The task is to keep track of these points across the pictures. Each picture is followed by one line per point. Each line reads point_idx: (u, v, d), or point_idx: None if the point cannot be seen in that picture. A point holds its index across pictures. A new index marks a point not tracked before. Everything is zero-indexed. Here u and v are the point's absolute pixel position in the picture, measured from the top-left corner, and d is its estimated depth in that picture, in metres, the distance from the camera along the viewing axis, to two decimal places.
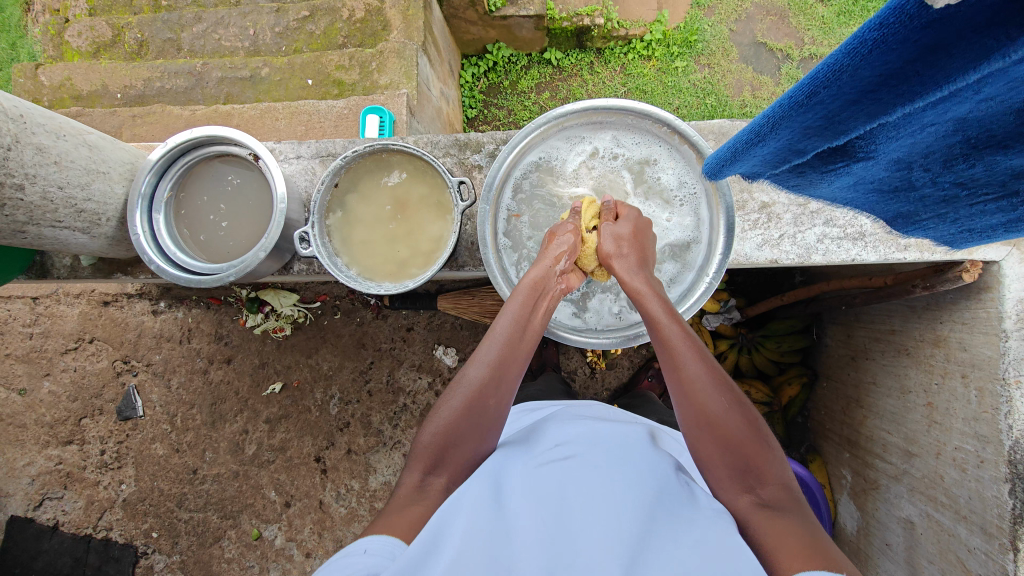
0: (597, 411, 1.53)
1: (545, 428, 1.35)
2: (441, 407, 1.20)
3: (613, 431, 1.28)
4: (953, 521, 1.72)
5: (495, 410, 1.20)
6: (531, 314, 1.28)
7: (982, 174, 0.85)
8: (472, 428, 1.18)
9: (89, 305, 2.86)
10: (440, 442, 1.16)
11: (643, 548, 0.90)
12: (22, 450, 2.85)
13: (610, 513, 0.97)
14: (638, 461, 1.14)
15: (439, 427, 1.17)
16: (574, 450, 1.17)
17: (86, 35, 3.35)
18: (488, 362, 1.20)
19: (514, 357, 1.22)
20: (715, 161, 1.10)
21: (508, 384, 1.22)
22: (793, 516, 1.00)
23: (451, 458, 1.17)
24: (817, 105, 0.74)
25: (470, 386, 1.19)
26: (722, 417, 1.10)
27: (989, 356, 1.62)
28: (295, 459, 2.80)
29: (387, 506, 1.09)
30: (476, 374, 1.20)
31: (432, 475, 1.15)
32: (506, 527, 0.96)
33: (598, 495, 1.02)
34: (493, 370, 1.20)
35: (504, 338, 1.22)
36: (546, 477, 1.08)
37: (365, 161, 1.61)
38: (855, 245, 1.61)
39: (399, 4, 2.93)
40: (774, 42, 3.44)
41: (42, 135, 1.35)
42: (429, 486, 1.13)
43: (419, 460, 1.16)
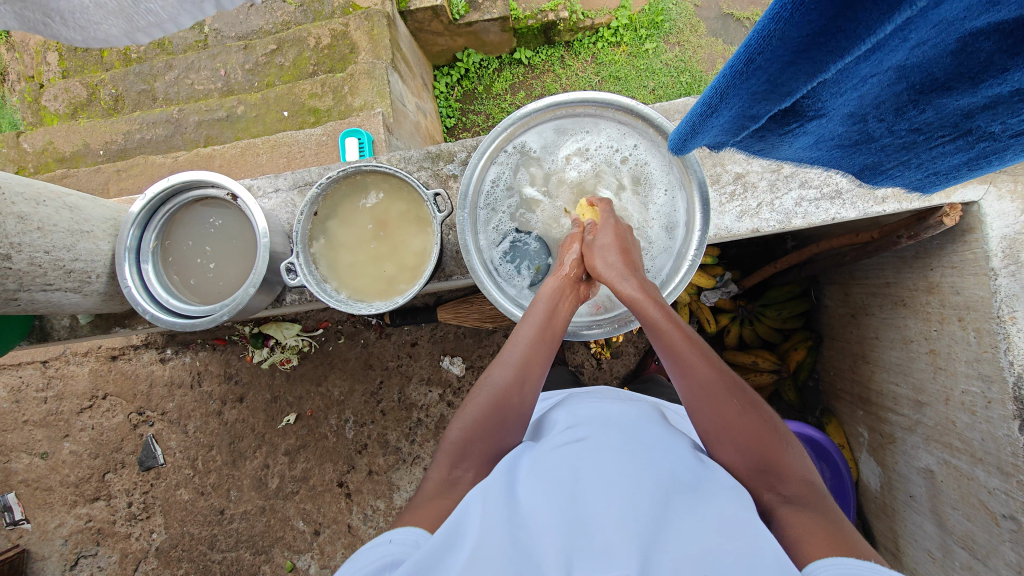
0: (604, 395, 1.52)
1: (555, 417, 1.36)
2: (463, 413, 1.28)
3: (628, 414, 1.27)
4: (971, 465, 1.72)
5: (518, 408, 1.29)
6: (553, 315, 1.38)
7: (934, 117, 0.87)
8: (492, 428, 1.24)
9: (98, 362, 2.90)
10: (466, 435, 1.23)
11: (662, 529, 0.88)
12: (51, 512, 2.87)
13: (626, 491, 0.95)
14: (653, 442, 1.13)
15: (465, 427, 1.24)
16: (589, 432, 1.17)
17: (62, 97, 3.42)
18: (513, 363, 1.32)
19: (535, 356, 1.33)
20: (677, 138, 1.08)
21: (531, 383, 1.32)
22: (816, 511, 1.00)
23: (478, 453, 1.21)
24: (757, 70, 0.76)
25: (494, 387, 1.29)
26: (735, 421, 1.13)
27: (982, 296, 1.62)
28: (319, 487, 2.83)
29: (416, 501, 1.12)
30: (500, 379, 1.30)
31: (457, 468, 1.19)
32: (522, 509, 0.94)
33: (613, 474, 1.00)
34: (516, 371, 1.31)
35: (527, 339, 1.34)
36: (560, 460, 1.06)
37: (340, 185, 1.63)
38: (834, 204, 1.62)
39: (363, 25, 2.97)
40: (740, 12, 3.46)
41: (22, 203, 1.38)
42: (456, 477, 1.17)
43: (446, 453, 1.22)
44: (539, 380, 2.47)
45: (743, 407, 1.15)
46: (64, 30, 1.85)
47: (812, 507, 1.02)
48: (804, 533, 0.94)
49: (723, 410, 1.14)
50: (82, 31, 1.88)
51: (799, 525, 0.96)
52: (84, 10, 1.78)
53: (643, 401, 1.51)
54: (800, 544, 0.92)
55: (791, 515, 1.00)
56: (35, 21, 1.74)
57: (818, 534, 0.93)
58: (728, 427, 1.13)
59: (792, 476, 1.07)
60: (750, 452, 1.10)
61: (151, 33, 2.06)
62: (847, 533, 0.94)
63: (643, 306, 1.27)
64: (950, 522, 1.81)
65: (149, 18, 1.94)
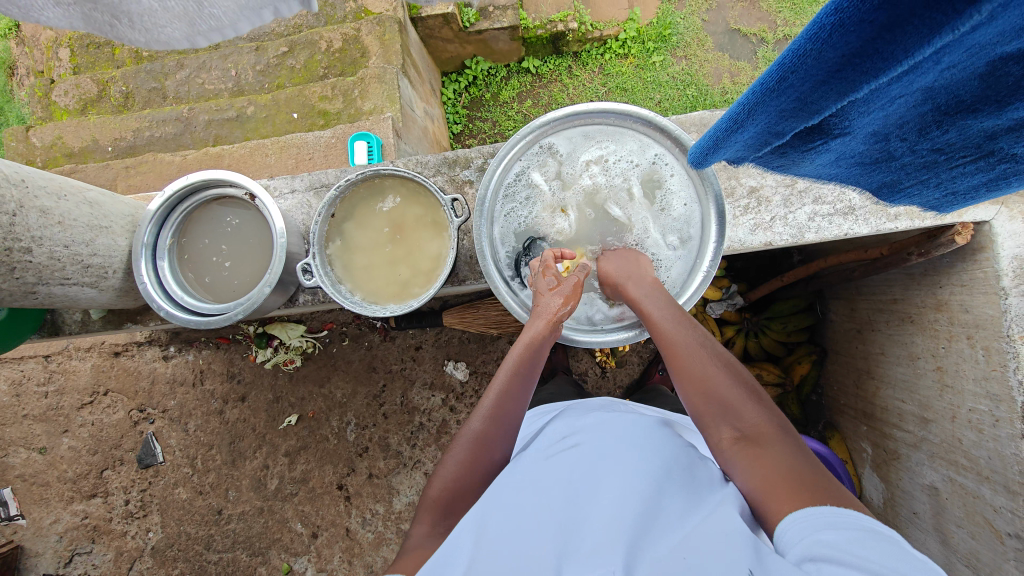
0: (606, 406, 1.51)
1: (552, 426, 1.35)
2: (445, 462, 1.24)
3: (622, 419, 1.27)
4: (977, 483, 1.73)
5: (497, 459, 1.25)
6: (531, 369, 1.35)
7: (957, 138, 0.88)
8: (476, 485, 1.21)
9: (101, 357, 2.89)
10: (450, 492, 1.19)
11: (649, 528, 0.88)
12: (47, 508, 2.85)
13: (616, 492, 0.96)
14: (646, 442, 1.12)
15: (447, 480, 1.21)
16: (581, 439, 1.17)
17: (73, 93, 3.44)
18: (486, 414, 1.27)
19: (512, 406, 1.30)
20: (698, 152, 1.10)
21: (512, 429, 1.28)
22: (773, 449, 1.02)
23: (462, 508, 1.19)
24: (789, 88, 0.78)
25: (473, 437, 1.25)
26: (702, 377, 1.17)
27: (992, 315, 1.64)
28: (318, 489, 2.82)
29: (402, 550, 1.13)
30: (478, 425, 1.26)
31: (443, 523, 1.17)
32: (514, 518, 0.95)
33: (606, 479, 1.00)
34: (489, 418, 1.27)
35: (502, 390, 1.31)
36: (554, 470, 1.07)
37: (358, 188, 1.64)
38: (846, 220, 1.64)
39: (375, 31, 2.99)
40: (747, 28, 3.50)
41: (45, 197, 1.39)
42: (441, 534, 1.16)
43: (429, 510, 1.19)
44: (543, 387, 2.47)
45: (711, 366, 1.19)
46: (129, 32, 1.84)
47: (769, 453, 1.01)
48: (758, 471, 0.98)
49: (692, 373, 1.18)
50: (146, 33, 1.86)
51: (752, 466, 1.00)
52: (153, 14, 1.77)
53: (648, 412, 1.50)
54: (758, 485, 0.96)
55: (745, 456, 1.03)
56: (103, 22, 1.75)
57: (773, 471, 0.97)
58: (711, 406, 1.14)
59: (753, 419, 1.09)
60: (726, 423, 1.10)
61: (211, 38, 1.98)
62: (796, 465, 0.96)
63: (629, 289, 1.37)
64: (955, 540, 1.82)
65: (210, 23, 1.88)
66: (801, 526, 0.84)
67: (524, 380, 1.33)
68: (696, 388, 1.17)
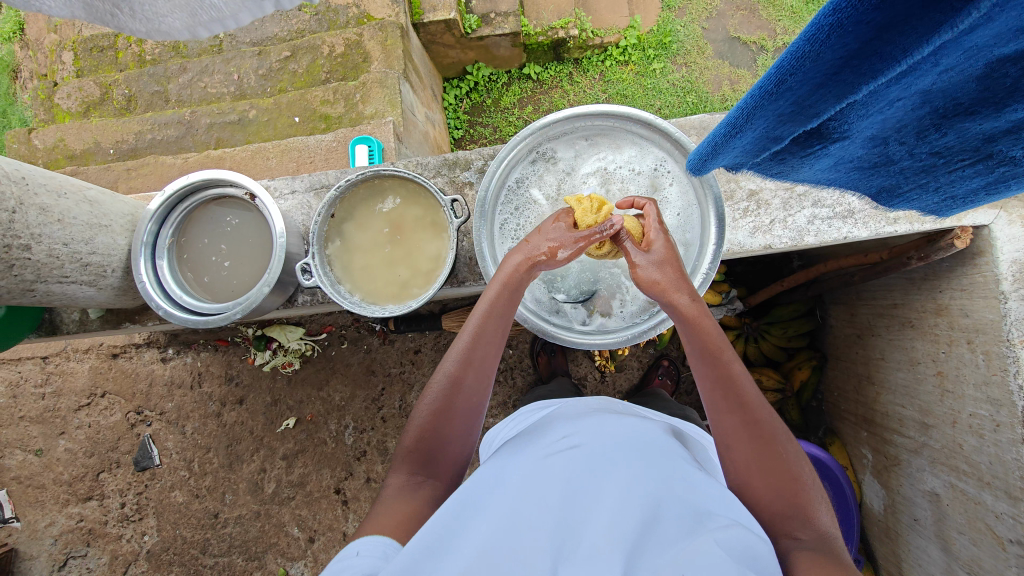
0: (601, 406, 1.48)
1: (551, 424, 1.31)
2: (417, 411, 1.26)
3: (628, 427, 1.22)
4: (978, 489, 1.72)
5: (468, 406, 1.27)
6: (504, 309, 1.32)
7: (955, 141, 0.88)
8: (445, 432, 1.24)
9: (99, 359, 2.88)
10: (423, 442, 1.22)
11: (647, 537, 0.88)
12: (42, 511, 2.83)
13: (614, 504, 0.94)
14: (652, 457, 1.08)
15: (420, 428, 1.24)
16: (583, 441, 1.13)
17: (75, 96, 3.45)
18: (456, 358, 1.28)
19: (482, 352, 1.29)
20: (696, 158, 1.09)
21: (482, 377, 1.29)
22: (834, 555, 0.94)
23: (435, 454, 1.22)
24: (787, 92, 0.77)
25: (444, 383, 1.26)
26: (775, 452, 1.09)
27: (992, 319, 1.64)
28: (315, 493, 2.80)
29: (378, 499, 1.13)
30: (450, 368, 1.28)
31: (420, 475, 1.19)
32: (509, 514, 0.93)
33: (606, 487, 0.98)
34: (462, 365, 1.27)
35: (472, 334, 1.30)
36: (553, 468, 1.04)
37: (358, 189, 1.65)
38: (846, 223, 1.64)
39: (377, 36, 3.00)
40: (747, 36, 3.51)
41: (44, 195, 1.39)
42: (418, 482, 1.17)
43: (404, 461, 1.21)
44: (540, 391, 2.46)
45: (776, 437, 1.11)
46: (129, 22, 1.88)
47: (835, 554, 0.94)
48: (819, 567, 0.89)
49: (762, 439, 1.10)
50: (147, 23, 1.90)
51: (812, 562, 0.91)
52: (152, 4, 1.81)
53: (646, 416, 1.47)
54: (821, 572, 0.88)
55: (808, 556, 0.93)
56: (104, 12, 1.78)
57: (831, 564, 0.90)
58: (760, 463, 1.09)
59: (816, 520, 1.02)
60: (780, 493, 1.05)
61: (212, 29, 1.99)
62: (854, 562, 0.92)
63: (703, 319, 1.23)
64: (956, 547, 1.81)
65: (211, 14, 1.88)
66: None
67: (496, 324, 1.31)
68: (764, 459, 1.09)
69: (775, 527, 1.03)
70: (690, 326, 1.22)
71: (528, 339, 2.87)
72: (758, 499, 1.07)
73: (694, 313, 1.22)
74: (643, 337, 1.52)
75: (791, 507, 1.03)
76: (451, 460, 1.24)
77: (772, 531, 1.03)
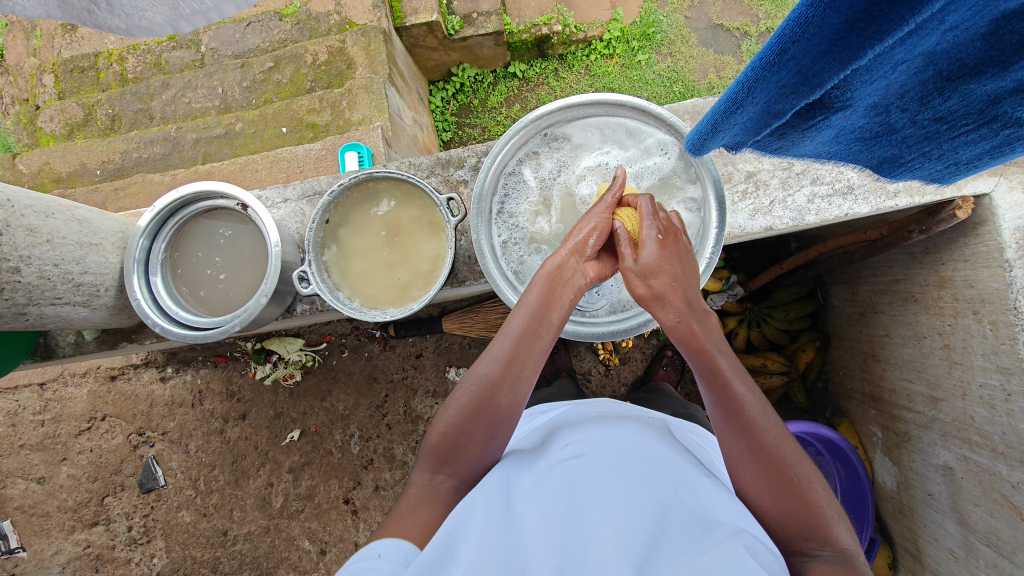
0: (610, 409, 1.45)
1: (553, 433, 1.27)
2: (445, 410, 1.23)
3: (632, 430, 1.18)
4: (992, 460, 1.71)
5: (503, 412, 1.20)
6: (547, 310, 1.22)
7: (959, 104, 0.86)
8: (472, 434, 1.19)
9: (97, 382, 2.82)
10: (448, 442, 1.19)
11: (655, 547, 0.84)
12: (48, 539, 2.78)
13: (620, 509, 0.91)
14: (655, 460, 1.05)
15: (446, 427, 1.20)
16: (587, 447, 1.10)
17: (58, 118, 3.39)
18: (498, 359, 1.21)
19: (526, 354, 1.22)
20: (696, 137, 1.08)
21: (523, 382, 1.22)
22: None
23: (461, 455, 1.19)
24: (790, 60, 0.78)
25: (480, 383, 1.20)
26: (788, 476, 1.07)
27: (997, 288, 1.63)
28: (324, 505, 2.77)
29: (397, 506, 1.11)
30: (488, 370, 1.21)
31: (440, 474, 1.18)
32: (518, 530, 0.90)
33: (610, 492, 0.95)
34: (502, 367, 1.21)
35: (516, 334, 1.22)
36: (556, 478, 1.01)
37: (352, 193, 1.62)
38: (846, 200, 1.63)
39: (360, 41, 2.97)
40: (730, 23, 3.50)
41: (31, 216, 1.36)
42: (438, 484, 1.16)
43: (427, 457, 1.20)
44: (542, 391, 2.42)
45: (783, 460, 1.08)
46: (108, 17, 1.79)
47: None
48: None
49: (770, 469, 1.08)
50: (127, 18, 1.82)
51: None
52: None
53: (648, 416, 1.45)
54: None
55: None
56: (80, 8, 1.72)
57: None
58: (770, 484, 1.07)
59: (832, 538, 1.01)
60: (792, 516, 1.04)
61: (194, 22, 1.91)
62: None
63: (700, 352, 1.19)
64: (972, 519, 1.80)
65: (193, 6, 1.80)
66: None
67: (541, 323, 1.23)
68: (774, 491, 1.06)
69: (788, 546, 1.03)
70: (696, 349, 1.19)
71: None
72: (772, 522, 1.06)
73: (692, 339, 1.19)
74: (650, 325, 1.47)
75: (804, 527, 1.02)
76: (477, 460, 1.20)
77: (785, 550, 1.04)
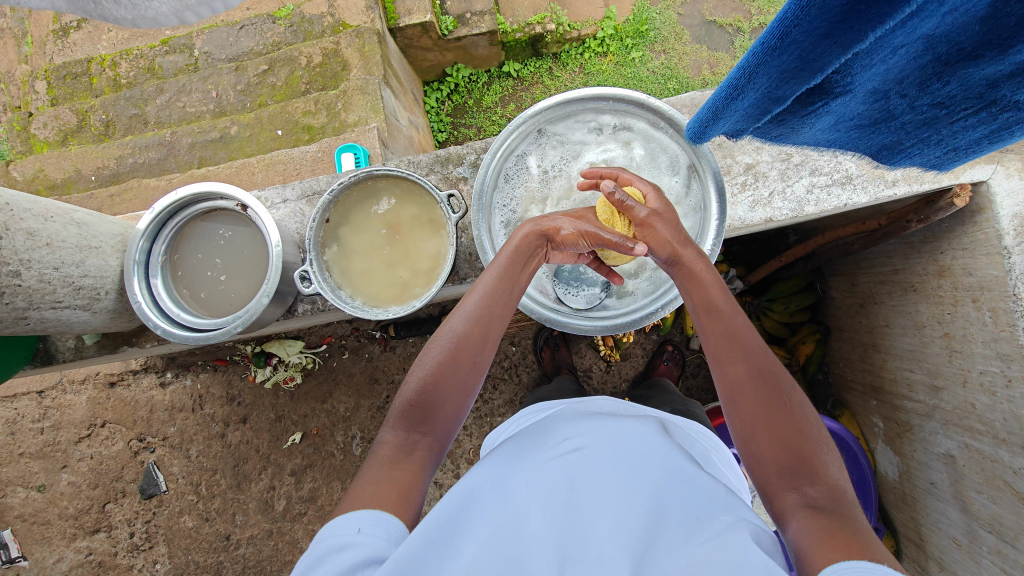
0: (608, 407, 1.44)
1: (548, 427, 1.25)
2: (422, 363, 1.21)
3: (628, 424, 1.17)
4: (994, 447, 1.72)
5: (470, 367, 1.22)
6: (520, 274, 1.33)
7: (958, 89, 0.87)
8: (445, 389, 1.19)
9: (96, 389, 2.80)
10: (422, 395, 1.18)
11: (654, 543, 0.84)
12: (49, 547, 2.76)
13: (619, 507, 0.90)
14: (652, 454, 1.04)
15: (421, 380, 1.19)
16: (584, 440, 1.09)
17: (52, 125, 3.38)
18: (467, 316, 1.24)
19: (495, 313, 1.27)
20: (698, 124, 1.07)
21: (490, 338, 1.26)
22: (837, 515, 0.91)
23: (434, 409, 1.18)
24: (791, 44, 0.78)
25: (450, 338, 1.22)
26: (780, 411, 1.07)
27: (996, 276, 1.64)
28: (327, 507, 2.76)
29: (372, 465, 1.08)
30: (459, 327, 1.24)
31: (416, 433, 1.14)
32: (514, 521, 0.89)
33: (609, 486, 0.94)
34: (474, 323, 1.24)
35: (486, 292, 1.28)
36: (554, 468, 1.00)
37: (351, 192, 1.62)
38: (845, 190, 1.64)
39: (354, 43, 2.96)
40: (722, 19, 3.52)
41: (30, 219, 1.35)
42: (415, 442, 1.13)
43: (401, 415, 1.16)
44: (541, 389, 2.41)
45: (775, 393, 1.09)
46: (115, 9, 1.73)
47: (838, 514, 0.92)
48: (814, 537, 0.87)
49: (764, 404, 1.08)
50: (133, 9, 1.77)
51: (818, 528, 0.88)
52: None
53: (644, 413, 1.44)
54: (814, 548, 0.85)
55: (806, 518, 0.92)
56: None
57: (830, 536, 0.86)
58: (765, 417, 1.07)
59: (823, 474, 0.99)
60: (784, 449, 1.02)
61: (199, 12, 1.98)
62: (862, 522, 0.90)
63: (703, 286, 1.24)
64: (975, 507, 1.80)
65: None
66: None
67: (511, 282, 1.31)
68: (768, 426, 1.06)
69: (778, 481, 1.01)
70: (693, 284, 1.26)
71: (531, 335, 2.86)
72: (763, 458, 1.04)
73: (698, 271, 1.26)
74: (652, 318, 1.48)
75: (797, 461, 1.01)
76: (449, 416, 1.19)
77: (776, 487, 1.01)
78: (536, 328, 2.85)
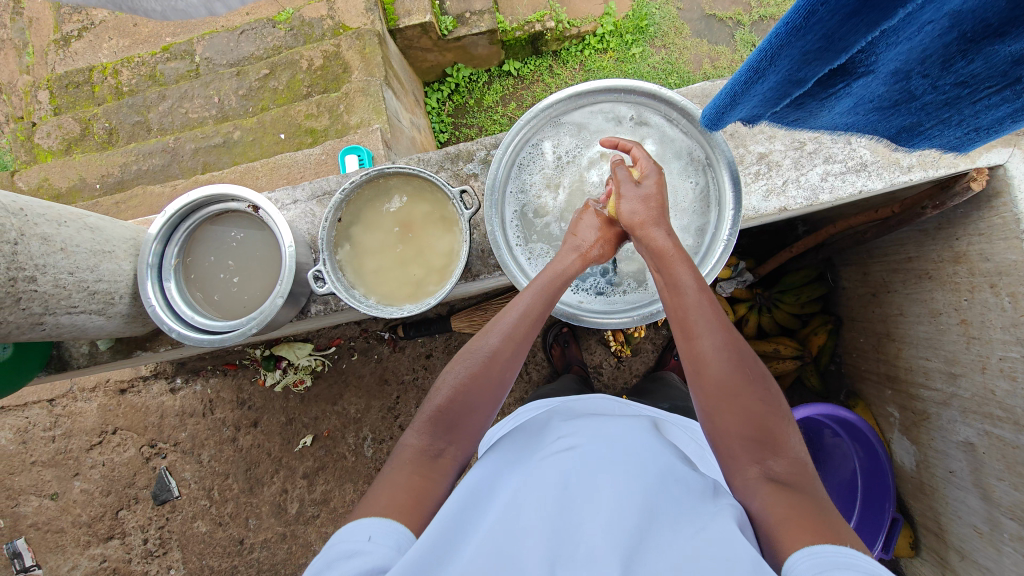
0: (603, 407, 1.43)
1: (540, 429, 1.24)
2: (452, 372, 1.21)
3: (621, 425, 1.16)
4: (1015, 433, 1.70)
5: (498, 382, 1.21)
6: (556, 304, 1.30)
7: (982, 67, 0.85)
8: (473, 402, 1.18)
9: (106, 396, 2.80)
10: (450, 407, 1.17)
11: (646, 539, 0.83)
12: (63, 555, 2.77)
13: (613, 502, 0.89)
14: (646, 454, 1.03)
15: (451, 392, 1.18)
16: (577, 441, 1.08)
17: (55, 134, 3.38)
18: (503, 332, 1.23)
19: (530, 333, 1.26)
20: (714, 110, 1.08)
21: (520, 356, 1.24)
22: (803, 492, 0.94)
23: (461, 422, 1.17)
24: (816, 24, 0.78)
25: (482, 354, 1.21)
26: (745, 388, 1.06)
27: (1015, 260, 1.63)
28: (340, 509, 2.76)
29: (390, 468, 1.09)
30: (494, 342, 1.22)
31: (440, 441, 1.14)
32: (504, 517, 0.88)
33: (604, 484, 0.93)
34: (507, 339, 1.23)
35: (524, 312, 1.26)
36: (547, 468, 0.99)
37: (363, 191, 1.62)
38: (859, 177, 1.63)
39: (355, 45, 2.96)
40: (722, 13, 3.50)
41: (45, 224, 1.35)
42: (438, 451, 1.12)
43: (427, 422, 1.15)
44: (543, 388, 2.38)
45: (743, 370, 1.08)
46: None
47: (800, 488, 0.95)
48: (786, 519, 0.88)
49: (728, 381, 1.07)
50: None
51: (783, 507, 0.90)
52: None
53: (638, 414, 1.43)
54: (782, 531, 0.86)
55: (771, 494, 0.94)
56: None
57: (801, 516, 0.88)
58: (731, 394, 1.06)
59: (786, 448, 1.01)
60: (749, 427, 1.03)
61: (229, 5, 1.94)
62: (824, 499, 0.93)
63: (672, 264, 1.19)
64: (997, 494, 1.79)
65: None
66: (811, 564, 0.78)
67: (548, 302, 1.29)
68: (732, 402, 1.06)
69: (743, 456, 1.02)
70: (662, 263, 1.20)
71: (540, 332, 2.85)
72: (729, 433, 1.05)
73: (669, 248, 1.21)
74: None
75: (760, 436, 1.02)
76: (474, 429, 1.18)
77: (739, 461, 1.03)
78: (545, 326, 2.84)
